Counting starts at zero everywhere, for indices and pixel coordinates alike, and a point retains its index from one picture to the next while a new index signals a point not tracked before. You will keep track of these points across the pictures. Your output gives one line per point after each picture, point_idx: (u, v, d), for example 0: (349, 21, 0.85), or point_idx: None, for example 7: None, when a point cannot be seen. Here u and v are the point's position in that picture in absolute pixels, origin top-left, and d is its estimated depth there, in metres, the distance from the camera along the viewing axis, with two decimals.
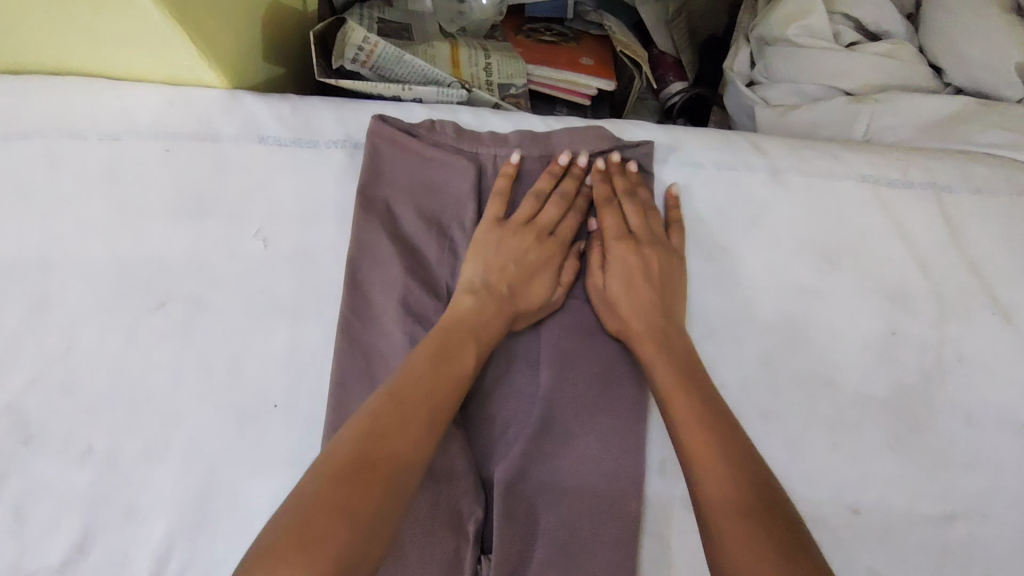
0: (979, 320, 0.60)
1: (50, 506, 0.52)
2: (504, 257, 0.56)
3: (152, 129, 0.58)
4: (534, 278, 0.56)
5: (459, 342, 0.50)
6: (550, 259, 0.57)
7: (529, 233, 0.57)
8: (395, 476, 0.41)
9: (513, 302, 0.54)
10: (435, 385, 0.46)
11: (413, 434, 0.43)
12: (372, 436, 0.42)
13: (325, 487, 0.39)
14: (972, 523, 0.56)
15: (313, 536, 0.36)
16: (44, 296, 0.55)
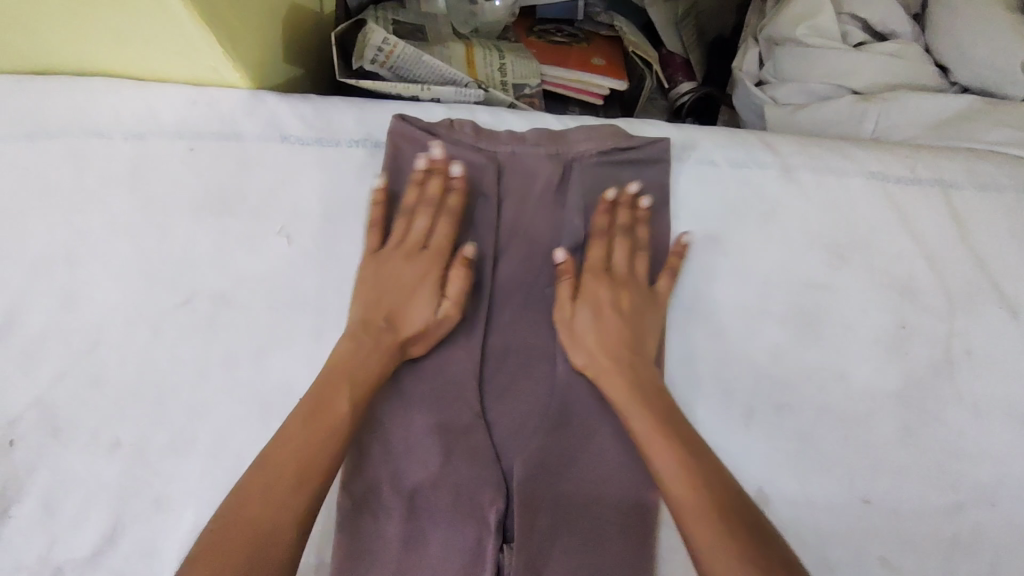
0: (986, 314, 0.61)
1: (80, 497, 0.53)
2: (388, 284, 0.56)
3: (176, 128, 0.59)
4: (412, 300, 0.56)
5: (330, 395, 0.49)
6: (427, 279, 0.57)
7: (424, 260, 0.57)
8: (291, 495, 0.45)
9: (385, 330, 0.54)
10: (303, 440, 0.47)
11: (317, 457, 0.47)
12: (271, 466, 0.45)
13: (227, 514, 0.43)
14: (981, 512, 0.58)
15: (218, 565, 0.41)
16: (71, 292, 0.56)
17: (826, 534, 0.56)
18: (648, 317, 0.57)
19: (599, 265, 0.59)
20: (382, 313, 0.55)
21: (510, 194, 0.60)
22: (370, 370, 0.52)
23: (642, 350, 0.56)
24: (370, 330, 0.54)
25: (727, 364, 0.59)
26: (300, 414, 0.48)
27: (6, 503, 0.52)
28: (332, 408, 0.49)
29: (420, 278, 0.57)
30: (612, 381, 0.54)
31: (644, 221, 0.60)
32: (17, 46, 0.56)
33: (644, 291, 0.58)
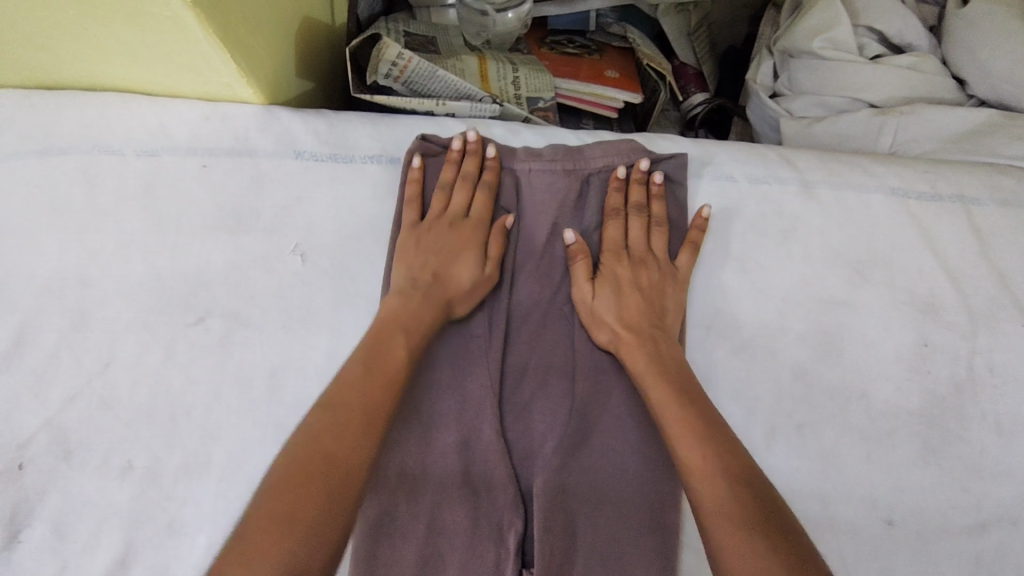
0: (1009, 332, 0.60)
1: (90, 522, 0.52)
2: (439, 248, 0.57)
3: (189, 145, 0.59)
4: (458, 260, 0.57)
5: (390, 343, 0.51)
6: (469, 243, 0.58)
7: (467, 226, 0.58)
8: (360, 440, 0.44)
9: (434, 286, 0.55)
10: (366, 385, 0.47)
11: (383, 406, 0.47)
12: (337, 407, 0.45)
13: (297, 453, 0.42)
14: (1007, 534, 0.56)
15: (299, 488, 0.41)
16: (83, 311, 0.56)
17: (851, 558, 0.55)
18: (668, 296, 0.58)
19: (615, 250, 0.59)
20: (430, 277, 0.56)
21: (528, 207, 0.61)
22: (426, 323, 0.53)
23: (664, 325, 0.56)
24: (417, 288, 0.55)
25: (748, 383, 0.58)
26: (356, 363, 0.49)
27: (16, 528, 0.51)
28: (391, 357, 0.50)
29: (467, 242, 0.58)
30: (635, 351, 0.54)
31: (659, 196, 0.61)
32: (29, 62, 0.55)
33: (665, 268, 0.59)
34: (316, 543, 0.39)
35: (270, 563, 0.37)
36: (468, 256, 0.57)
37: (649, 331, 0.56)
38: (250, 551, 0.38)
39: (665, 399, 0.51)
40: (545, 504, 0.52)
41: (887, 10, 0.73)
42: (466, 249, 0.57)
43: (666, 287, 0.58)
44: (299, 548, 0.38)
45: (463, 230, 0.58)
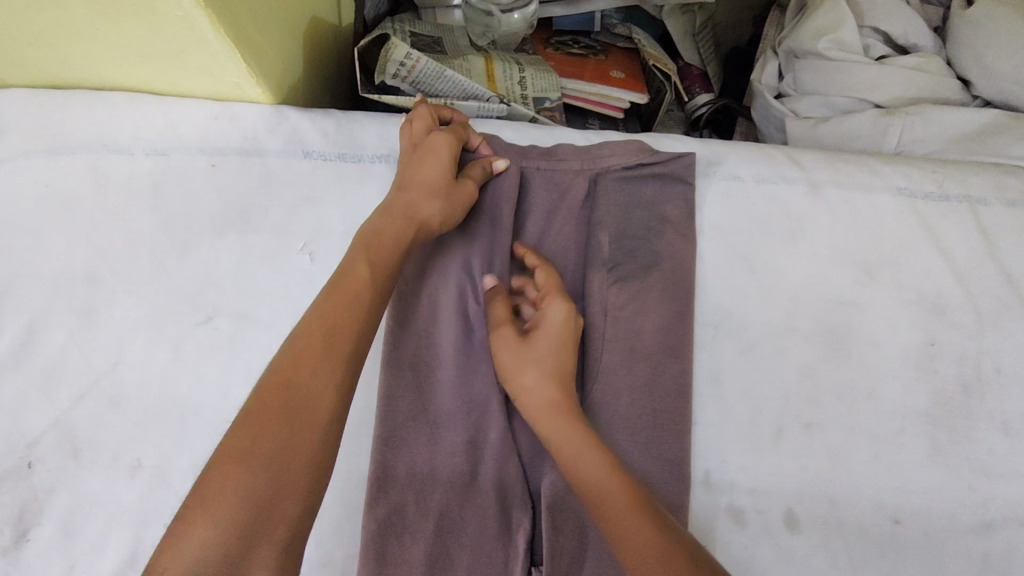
0: (1016, 331, 0.60)
1: (100, 520, 0.52)
2: (411, 167, 0.55)
3: (198, 144, 0.59)
4: (426, 176, 0.55)
5: (350, 268, 0.49)
6: (440, 157, 0.55)
7: (434, 147, 0.56)
8: (323, 367, 0.44)
9: (403, 202, 0.54)
10: (331, 314, 0.46)
11: (348, 329, 0.46)
12: (299, 340, 0.45)
13: (259, 390, 0.43)
14: (1013, 533, 0.57)
15: (258, 436, 0.41)
16: (92, 310, 0.56)
17: (858, 557, 0.55)
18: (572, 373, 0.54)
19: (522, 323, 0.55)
20: (396, 196, 0.54)
21: (536, 209, 0.61)
22: (394, 236, 0.52)
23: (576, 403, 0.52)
24: (390, 210, 0.53)
25: (755, 382, 0.58)
26: (320, 296, 0.48)
27: (25, 526, 0.52)
28: (354, 281, 0.48)
29: (437, 156, 0.55)
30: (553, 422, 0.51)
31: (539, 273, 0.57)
32: (39, 61, 0.55)
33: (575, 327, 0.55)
34: (278, 476, 0.40)
35: (231, 493, 0.39)
36: (434, 168, 0.55)
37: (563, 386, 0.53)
38: (211, 485, 0.39)
39: (585, 449, 0.48)
40: (552, 505, 0.52)
41: (891, 10, 0.73)
42: (434, 161, 0.55)
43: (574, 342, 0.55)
44: (259, 480, 0.39)
45: (433, 145, 0.56)
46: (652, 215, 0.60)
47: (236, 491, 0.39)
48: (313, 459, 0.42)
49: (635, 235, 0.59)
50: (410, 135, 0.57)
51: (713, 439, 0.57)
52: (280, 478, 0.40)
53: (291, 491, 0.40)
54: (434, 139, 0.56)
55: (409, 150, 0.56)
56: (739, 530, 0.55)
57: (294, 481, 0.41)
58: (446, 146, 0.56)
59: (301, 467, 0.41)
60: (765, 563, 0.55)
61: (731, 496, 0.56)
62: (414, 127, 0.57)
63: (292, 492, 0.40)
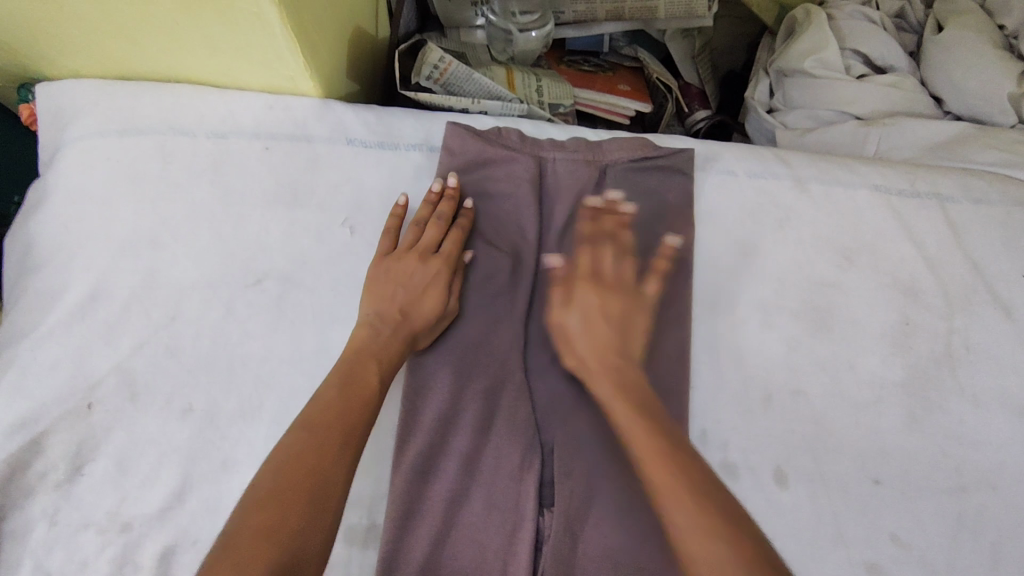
0: (982, 314, 0.67)
1: (151, 458, 0.57)
2: (391, 288, 0.60)
3: (254, 129, 0.66)
4: (421, 296, 0.60)
5: (361, 370, 0.55)
6: (437, 273, 0.61)
7: (433, 262, 0.61)
8: (338, 445, 0.49)
9: (400, 321, 0.59)
10: (342, 403, 0.52)
11: (356, 416, 0.52)
12: (318, 430, 0.50)
13: (281, 472, 0.47)
14: (983, 495, 0.62)
15: (282, 510, 0.44)
16: (155, 270, 0.62)
17: (842, 512, 0.61)
18: (634, 313, 0.61)
19: (595, 266, 0.62)
20: (393, 309, 0.59)
21: (555, 191, 0.67)
22: (389, 352, 0.57)
23: (627, 345, 0.59)
24: (378, 322, 0.58)
25: (747, 352, 0.65)
26: (332, 385, 0.53)
27: (81, 461, 0.57)
28: (363, 382, 0.54)
29: (427, 273, 0.61)
30: (598, 359, 0.58)
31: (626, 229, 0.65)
32: (119, 53, 0.64)
33: (628, 290, 0.62)
34: (305, 543, 0.44)
35: (260, 555, 0.42)
36: (430, 292, 0.60)
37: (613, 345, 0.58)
38: (241, 550, 0.42)
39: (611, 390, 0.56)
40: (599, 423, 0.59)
41: (870, 35, 0.82)
42: (424, 277, 0.61)
43: (626, 305, 0.61)
44: (290, 548, 0.43)
45: (421, 261, 0.61)
46: (656, 202, 0.67)
47: (268, 553, 0.42)
48: (328, 528, 0.46)
49: (640, 222, 0.66)
50: (408, 243, 0.63)
51: (710, 402, 0.63)
52: (305, 542, 0.44)
53: (313, 556, 0.44)
54: (424, 247, 0.62)
55: (397, 265, 0.61)
56: (733, 485, 0.61)
57: (313, 549, 0.45)
58: (439, 262, 0.62)
59: (319, 537, 0.45)
60: (758, 515, 0.60)
61: (725, 453, 0.61)
62: (411, 234, 0.63)
63: (313, 554, 0.44)
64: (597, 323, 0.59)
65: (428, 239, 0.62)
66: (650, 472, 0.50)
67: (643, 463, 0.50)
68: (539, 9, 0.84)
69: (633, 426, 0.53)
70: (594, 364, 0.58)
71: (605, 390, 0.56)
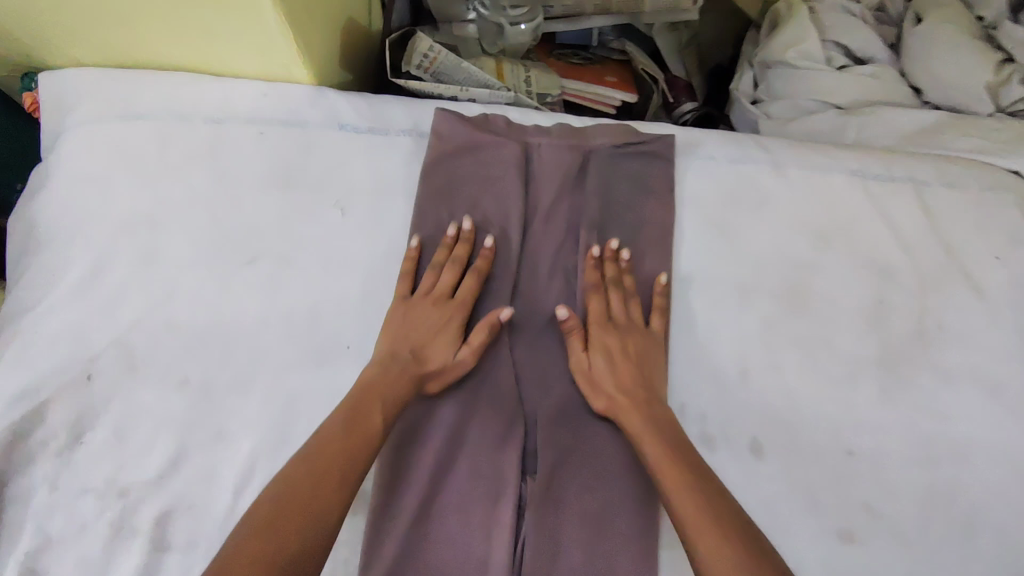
0: (955, 294, 0.69)
1: (147, 428, 0.59)
2: (406, 329, 0.61)
3: (250, 115, 0.69)
4: (433, 341, 0.61)
5: (368, 407, 0.54)
6: (451, 321, 0.62)
7: (450, 307, 0.62)
8: (338, 483, 0.49)
9: (411, 360, 0.59)
10: (346, 439, 0.52)
11: (359, 452, 0.52)
12: (320, 464, 0.50)
13: (278, 505, 0.47)
14: (954, 467, 0.64)
15: (272, 543, 0.45)
16: (153, 248, 0.64)
17: (816, 483, 0.63)
18: (654, 359, 0.62)
19: (622, 311, 0.64)
20: (403, 347, 0.60)
21: (539, 172, 0.68)
22: (398, 390, 0.57)
23: (654, 392, 0.60)
24: (388, 357, 0.59)
25: (725, 330, 0.67)
26: (338, 419, 0.53)
27: (81, 430, 0.59)
28: (369, 417, 0.54)
29: (440, 317, 0.62)
30: (627, 408, 0.58)
31: (628, 272, 0.66)
32: (119, 43, 0.66)
33: (644, 334, 0.63)
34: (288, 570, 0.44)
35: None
36: (444, 337, 0.61)
37: (641, 396, 0.59)
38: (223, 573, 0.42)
39: (646, 435, 0.56)
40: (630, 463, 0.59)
41: (850, 28, 0.85)
42: (436, 321, 0.61)
43: (642, 354, 0.62)
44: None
45: (430, 304, 0.62)
46: (637, 186, 0.69)
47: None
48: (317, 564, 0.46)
49: (622, 204, 0.69)
50: (427, 285, 0.63)
51: (689, 377, 0.65)
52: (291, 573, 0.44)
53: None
54: (440, 289, 0.63)
55: (412, 306, 0.62)
56: (710, 456, 0.63)
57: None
58: (456, 309, 0.62)
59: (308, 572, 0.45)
60: (735, 485, 0.62)
61: (703, 426, 0.63)
62: (431, 274, 0.64)
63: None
64: (619, 372, 0.61)
65: (443, 282, 0.63)
66: (691, 517, 0.50)
67: (681, 507, 0.51)
68: (530, 4, 0.85)
69: (671, 476, 0.53)
70: (625, 404, 0.59)
71: (640, 432, 0.57)
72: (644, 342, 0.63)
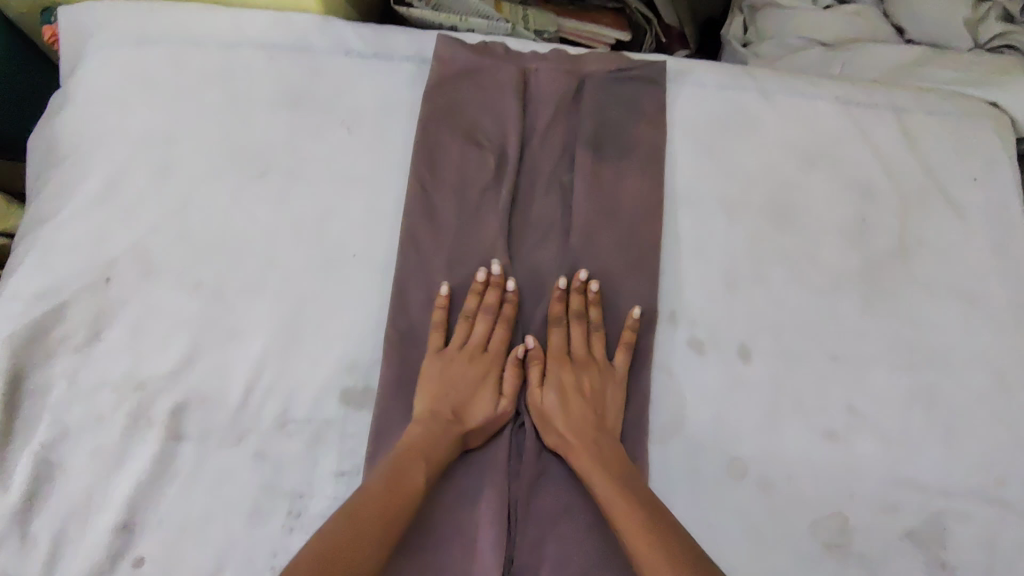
0: (934, 211, 0.72)
1: (163, 328, 0.62)
2: (446, 386, 0.61)
3: (260, 41, 0.72)
4: (474, 397, 0.61)
5: (409, 464, 0.55)
6: (489, 376, 0.62)
7: (485, 360, 0.63)
8: (374, 539, 0.50)
9: (451, 420, 0.59)
10: (386, 497, 0.52)
11: (399, 501, 0.52)
12: (359, 517, 0.50)
13: (320, 556, 0.47)
14: (933, 371, 0.67)
15: None
16: (168, 162, 0.67)
17: (800, 384, 0.66)
18: (611, 393, 0.62)
19: (584, 347, 0.64)
20: (444, 403, 0.60)
21: (537, 97, 0.72)
22: (443, 450, 0.57)
23: (606, 429, 0.61)
24: (428, 417, 0.59)
25: (714, 243, 0.70)
26: (380, 476, 0.54)
27: (100, 328, 0.62)
28: (408, 471, 0.54)
29: (481, 372, 0.62)
30: (585, 452, 0.58)
31: (596, 305, 0.65)
32: None
33: (606, 370, 0.63)
34: None
35: None
36: (483, 398, 0.61)
37: (595, 437, 0.59)
38: None
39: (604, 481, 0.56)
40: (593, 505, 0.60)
41: None
42: (476, 378, 0.62)
43: (599, 392, 0.62)
44: None
45: (468, 360, 0.62)
46: (630, 109, 0.72)
47: None
48: None
49: (615, 125, 0.72)
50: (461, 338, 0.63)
51: (679, 286, 0.68)
52: None
53: None
54: (477, 342, 0.63)
55: (452, 363, 0.62)
56: (699, 358, 0.66)
57: None
58: (494, 361, 0.63)
59: None
60: (722, 385, 0.65)
61: (692, 331, 0.67)
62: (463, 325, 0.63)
63: None
64: (577, 412, 0.60)
65: (478, 331, 0.63)
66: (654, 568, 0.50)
67: (639, 549, 0.51)
68: None
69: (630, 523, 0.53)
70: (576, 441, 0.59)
71: (598, 479, 0.56)
72: (602, 379, 0.63)
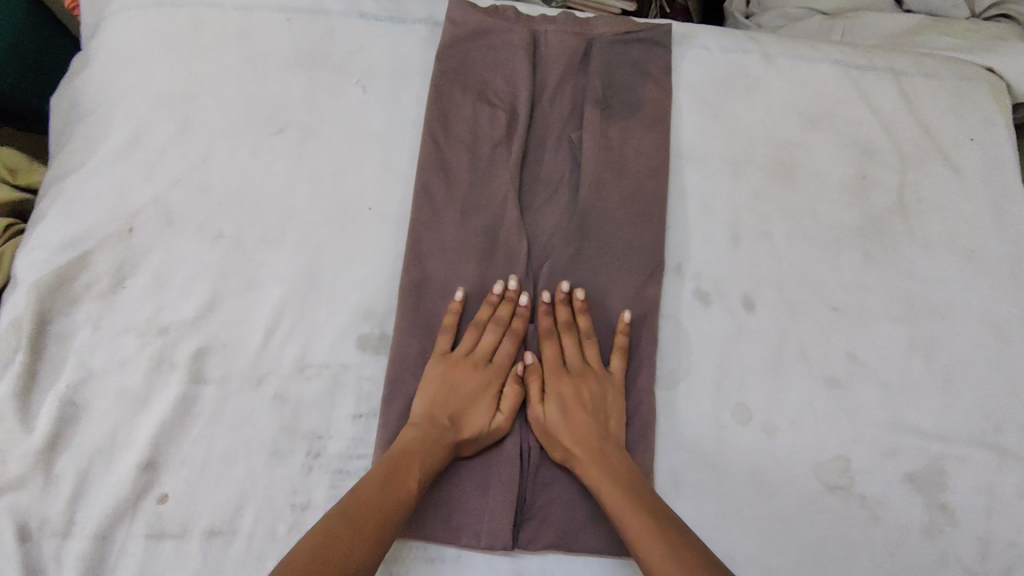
0: (932, 170, 0.74)
1: (185, 276, 0.64)
2: (445, 391, 0.60)
3: (277, 3, 0.74)
4: (472, 404, 0.60)
5: (404, 470, 0.54)
6: (490, 385, 0.61)
7: (487, 370, 0.62)
8: (367, 543, 0.49)
9: (448, 426, 0.58)
10: (381, 501, 0.51)
11: (392, 504, 0.52)
12: (354, 518, 0.50)
13: (313, 557, 0.46)
14: (932, 321, 0.69)
15: None
16: (188, 118, 0.69)
17: (803, 333, 0.68)
18: (609, 399, 0.62)
19: (578, 357, 0.63)
20: (440, 409, 0.59)
21: (547, 58, 0.74)
22: (438, 455, 0.56)
23: (609, 437, 0.59)
24: (422, 423, 0.58)
25: (718, 200, 0.72)
26: (375, 478, 0.53)
27: (123, 275, 0.64)
28: (403, 478, 0.53)
29: (480, 380, 0.61)
30: (588, 463, 0.57)
31: (583, 313, 0.64)
32: None
33: (605, 379, 0.63)
34: None
35: None
36: (480, 405, 0.60)
37: (598, 445, 0.58)
38: None
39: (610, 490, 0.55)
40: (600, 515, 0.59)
41: None
42: (475, 386, 0.60)
43: (599, 400, 0.61)
44: None
45: (467, 368, 0.61)
46: (636, 70, 0.74)
47: None
48: None
49: (623, 85, 0.73)
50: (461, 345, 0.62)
51: (684, 240, 0.70)
52: None
53: None
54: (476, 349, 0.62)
55: (451, 371, 0.61)
56: (705, 309, 0.68)
57: None
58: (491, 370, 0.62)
59: None
60: (728, 335, 0.67)
61: (698, 283, 0.69)
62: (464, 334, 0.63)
63: None
64: (576, 422, 0.59)
65: (478, 338, 0.62)
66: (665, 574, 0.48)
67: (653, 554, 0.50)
68: None
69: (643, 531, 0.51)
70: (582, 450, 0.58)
71: (604, 488, 0.55)
72: (602, 389, 0.62)
